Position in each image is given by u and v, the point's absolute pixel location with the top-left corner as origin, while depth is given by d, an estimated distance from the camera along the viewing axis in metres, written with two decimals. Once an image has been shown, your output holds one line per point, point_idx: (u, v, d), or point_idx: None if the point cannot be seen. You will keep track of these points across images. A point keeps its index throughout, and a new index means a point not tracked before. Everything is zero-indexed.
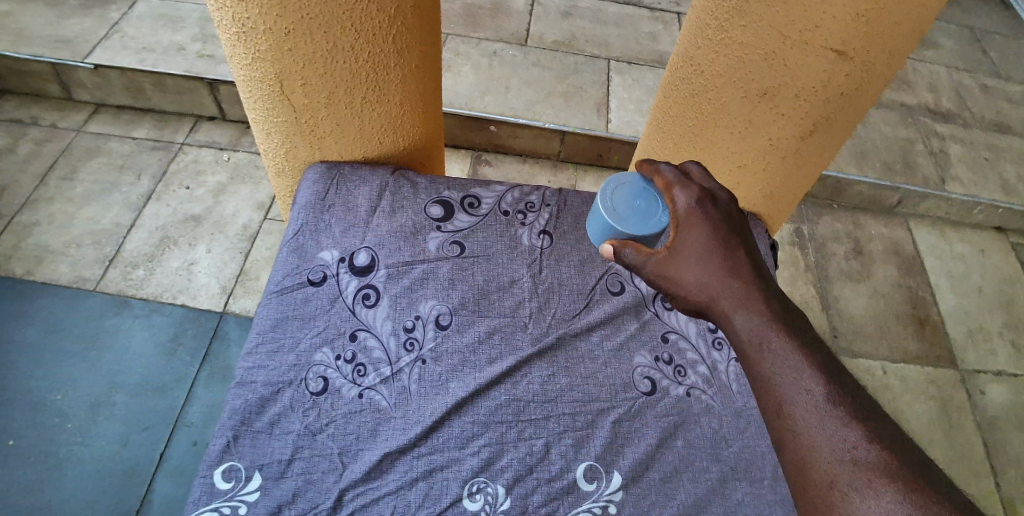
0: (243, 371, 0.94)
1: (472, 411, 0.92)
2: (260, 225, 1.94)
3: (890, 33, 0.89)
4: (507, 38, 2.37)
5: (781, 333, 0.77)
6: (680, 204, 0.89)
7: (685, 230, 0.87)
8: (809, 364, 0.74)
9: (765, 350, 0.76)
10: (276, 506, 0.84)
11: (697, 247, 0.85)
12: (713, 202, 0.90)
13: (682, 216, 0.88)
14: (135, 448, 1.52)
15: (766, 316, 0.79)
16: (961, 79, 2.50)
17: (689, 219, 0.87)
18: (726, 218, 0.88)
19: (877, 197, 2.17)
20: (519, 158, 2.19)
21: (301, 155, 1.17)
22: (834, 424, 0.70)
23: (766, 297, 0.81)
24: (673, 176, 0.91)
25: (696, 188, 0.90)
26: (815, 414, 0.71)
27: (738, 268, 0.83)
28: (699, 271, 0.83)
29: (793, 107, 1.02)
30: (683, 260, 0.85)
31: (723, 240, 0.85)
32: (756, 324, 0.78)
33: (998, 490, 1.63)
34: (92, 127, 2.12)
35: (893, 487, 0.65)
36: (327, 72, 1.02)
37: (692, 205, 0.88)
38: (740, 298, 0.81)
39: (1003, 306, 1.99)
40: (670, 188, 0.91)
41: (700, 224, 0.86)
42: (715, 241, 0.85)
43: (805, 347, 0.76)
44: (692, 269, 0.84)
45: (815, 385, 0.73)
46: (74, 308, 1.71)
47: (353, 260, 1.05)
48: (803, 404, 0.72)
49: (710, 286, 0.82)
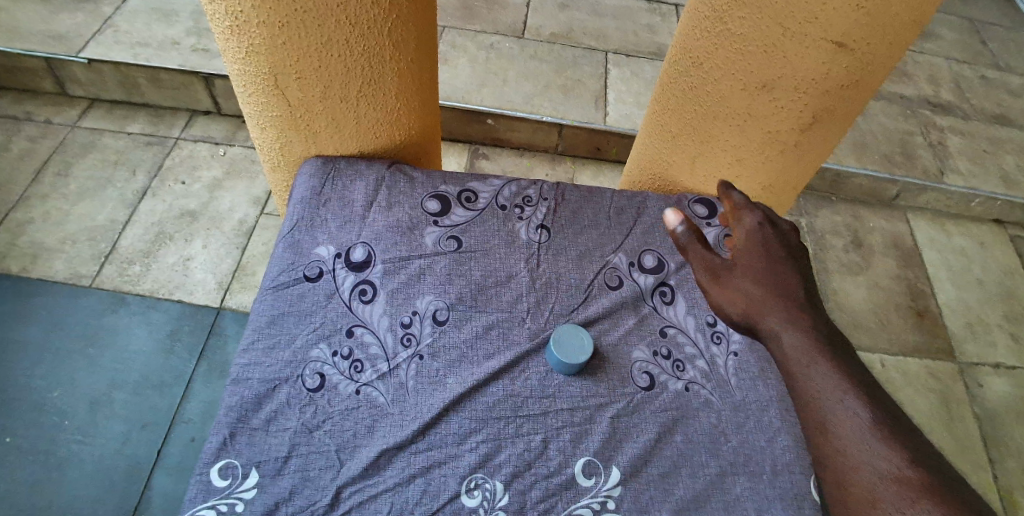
0: (239, 369, 0.94)
1: (470, 406, 0.92)
2: (257, 220, 1.93)
3: (889, 24, 0.88)
4: (504, 30, 2.35)
5: (824, 352, 0.82)
6: (744, 224, 0.98)
7: (745, 248, 0.96)
8: (851, 384, 0.79)
9: (808, 365, 0.82)
10: (273, 504, 0.83)
11: (753, 264, 0.94)
12: (774, 228, 0.98)
13: (744, 235, 0.97)
14: (133, 444, 1.51)
15: (810, 331, 0.85)
16: (960, 70, 2.48)
17: (749, 238, 0.96)
18: (783, 242, 0.96)
19: (875, 190, 2.16)
20: (517, 151, 2.18)
21: (296, 149, 1.16)
22: (876, 441, 0.74)
23: (812, 319, 0.87)
24: (740, 201, 1.01)
25: (760, 214, 0.99)
26: (854, 429, 0.75)
27: (790, 288, 0.90)
28: (750, 283, 0.92)
29: (793, 99, 1.01)
30: (737, 272, 0.94)
31: (780, 263, 0.93)
32: (801, 338, 0.84)
33: (996, 482, 1.64)
34: (87, 123, 2.10)
35: (929, 502, 0.69)
36: (321, 66, 1.01)
37: (755, 226, 0.97)
38: (787, 314, 0.87)
39: (1001, 298, 1.99)
40: (737, 212, 1.01)
41: (760, 245, 0.95)
42: (772, 261, 0.93)
43: (847, 368, 0.81)
44: (743, 280, 0.92)
45: (857, 402, 0.77)
46: (71, 305, 1.71)
47: (349, 255, 1.05)
48: (844, 418, 0.76)
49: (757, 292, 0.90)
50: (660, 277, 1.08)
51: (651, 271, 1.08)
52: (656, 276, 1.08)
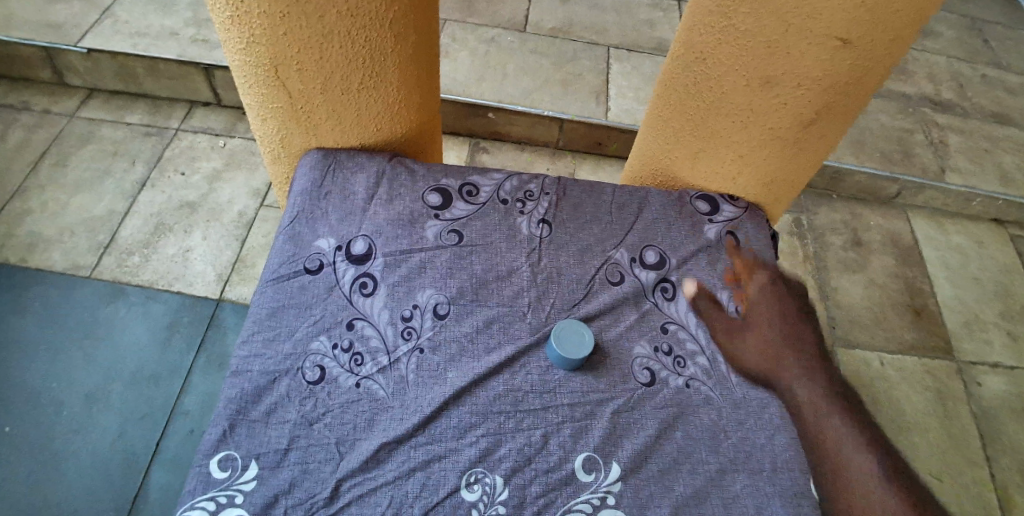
0: (239, 361, 0.93)
1: (471, 400, 0.92)
2: (256, 212, 1.92)
3: (894, 21, 0.88)
4: (504, 24, 2.34)
5: (836, 408, 0.99)
6: (756, 281, 1.10)
7: (760, 305, 1.08)
8: (863, 440, 0.97)
9: (825, 419, 0.97)
10: (272, 497, 0.83)
11: (768, 320, 1.06)
12: (782, 285, 1.10)
13: (758, 291, 1.09)
14: (131, 435, 1.51)
15: (822, 386, 1.00)
16: (961, 69, 2.48)
17: (763, 295, 1.08)
18: (790, 300, 1.09)
19: (875, 187, 2.16)
20: (516, 145, 2.18)
21: (296, 141, 1.15)
22: (886, 492, 0.93)
23: (821, 374, 1.02)
24: (752, 258, 1.12)
25: (770, 272, 1.11)
26: (866, 480, 0.93)
27: (801, 345, 1.04)
28: (768, 338, 1.04)
29: (796, 96, 1.01)
30: (756, 327, 1.05)
31: (790, 321, 1.07)
32: (818, 395, 0.99)
33: (993, 480, 1.64)
34: (85, 113, 2.09)
35: None
36: (322, 57, 1.00)
37: (766, 285, 1.10)
38: (803, 370, 1.02)
39: (999, 297, 1.99)
40: (750, 268, 1.11)
41: (773, 303, 1.08)
42: (783, 319, 1.07)
43: (855, 425, 0.98)
44: (762, 335, 1.04)
45: (865, 453, 0.95)
46: (69, 296, 1.70)
47: (350, 248, 1.04)
48: (860, 469, 0.94)
49: (777, 352, 1.03)
50: (662, 273, 1.08)
51: (652, 267, 1.08)
52: (657, 272, 1.08)
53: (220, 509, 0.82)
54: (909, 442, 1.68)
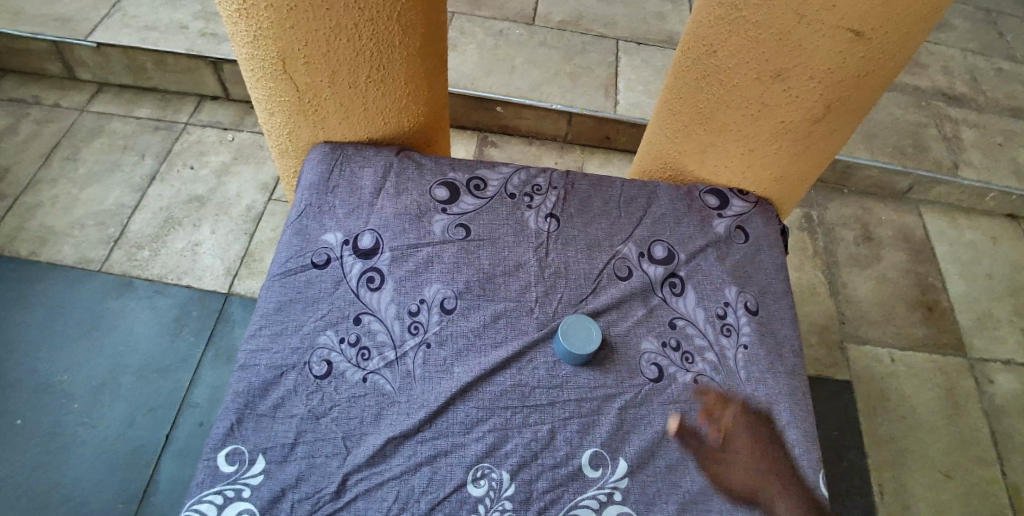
0: (246, 355, 0.94)
1: (477, 396, 0.91)
2: (264, 206, 1.93)
3: (909, 12, 0.87)
4: (513, 17, 2.33)
5: None
6: (729, 417, 0.94)
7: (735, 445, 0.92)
8: None
9: None
10: (279, 491, 0.84)
11: (746, 463, 0.90)
12: (759, 416, 0.95)
13: (732, 427, 0.93)
14: (142, 427, 1.52)
15: None
16: (975, 62, 2.44)
17: (737, 432, 0.93)
18: (770, 434, 0.93)
19: (887, 182, 2.14)
20: (524, 139, 2.17)
21: (303, 135, 1.15)
22: None
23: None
24: (723, 388, 0.96)
25: (743, 401, 0.95)
26: None
27: (786, 491, 0.89)
28: (749, 487, 0.88)
29: (808, 89, 0.99)
30: (735, 474, 0.89)
31: (771, 459, 0.91)
32: None
33: (1003, 478, 1.63)
34: (95, 107, 2.10)
35: None
36: (330, 50, 1.00)
37: (739, 418, 0.94)
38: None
39: (1012, 293, 1.97)
40: (721, 400, 0.95)
41: (748, 441, 0.92)
42: (763, 458, 0.91)
43: None
44: (742, 485, 0.89)
45: None
46: (80, 289, 1.71)
47: (357, 242, 1.04)
48: None
49: (758, 502, 0.88)
50: (670, 268, 1.07)
51: (661, 262, 1.07)
52: (666, 266, 1.07)
53: (228, 502, 0.83)
54: (919, 440, 1.66)
